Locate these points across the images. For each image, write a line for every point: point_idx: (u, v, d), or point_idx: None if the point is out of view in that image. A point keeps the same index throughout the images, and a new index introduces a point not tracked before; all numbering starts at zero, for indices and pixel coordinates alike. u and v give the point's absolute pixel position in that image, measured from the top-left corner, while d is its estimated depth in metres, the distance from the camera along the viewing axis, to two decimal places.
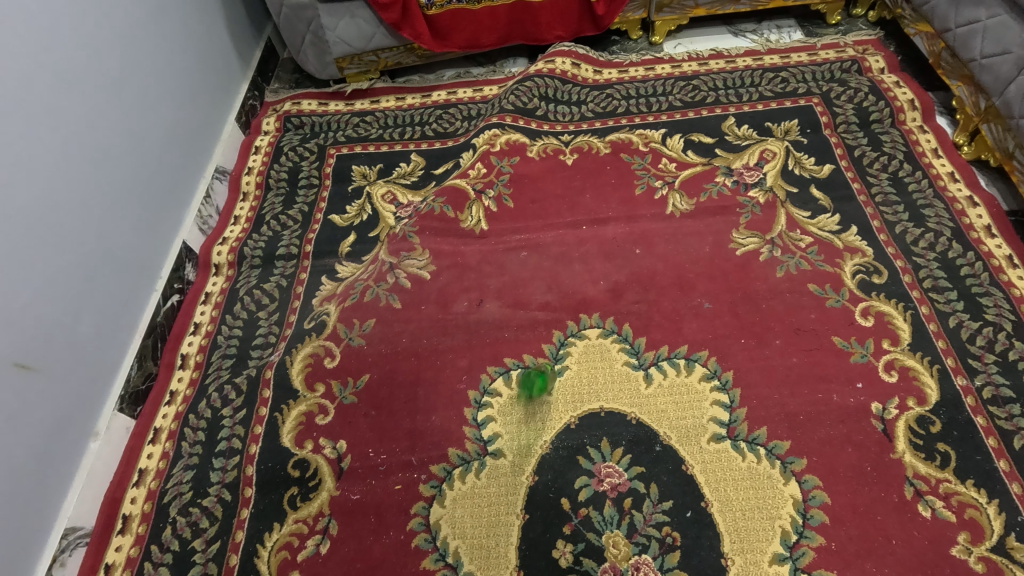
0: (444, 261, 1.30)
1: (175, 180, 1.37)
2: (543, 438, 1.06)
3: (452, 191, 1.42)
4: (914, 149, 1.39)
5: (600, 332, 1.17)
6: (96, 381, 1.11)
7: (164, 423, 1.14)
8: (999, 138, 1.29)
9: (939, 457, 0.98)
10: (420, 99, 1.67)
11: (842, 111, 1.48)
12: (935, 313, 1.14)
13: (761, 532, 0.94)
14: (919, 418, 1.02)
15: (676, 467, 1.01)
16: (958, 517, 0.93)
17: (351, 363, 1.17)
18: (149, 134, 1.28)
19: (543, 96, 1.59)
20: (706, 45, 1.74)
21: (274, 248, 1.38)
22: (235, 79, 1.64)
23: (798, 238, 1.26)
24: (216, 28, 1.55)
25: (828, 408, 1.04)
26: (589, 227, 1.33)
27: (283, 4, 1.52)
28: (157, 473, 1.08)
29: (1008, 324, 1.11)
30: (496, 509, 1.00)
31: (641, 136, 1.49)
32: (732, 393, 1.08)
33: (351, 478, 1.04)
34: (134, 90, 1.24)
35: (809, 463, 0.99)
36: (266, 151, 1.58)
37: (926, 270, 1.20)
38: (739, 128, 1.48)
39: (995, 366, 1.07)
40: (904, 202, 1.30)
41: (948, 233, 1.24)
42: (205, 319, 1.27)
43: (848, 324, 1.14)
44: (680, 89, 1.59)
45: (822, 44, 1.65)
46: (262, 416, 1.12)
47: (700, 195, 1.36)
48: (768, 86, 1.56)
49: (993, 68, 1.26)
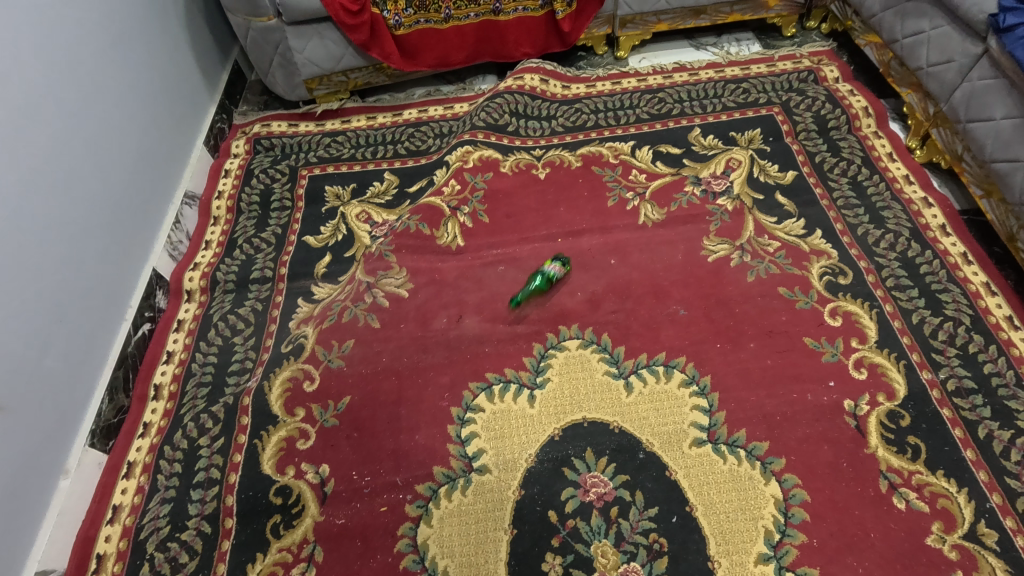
0: (422, 279, 1.30)
1: (143, 206, 1.34)
2: (528, 451, 1.06)
3: (427, 209, 1.43)
4: (871, 154, 1.45)
5: (579, 343, 1.19)
6: (65, 417, 1.08)
7: (139, 456, 1.10)
8: (948, 142, 1.36)
9: (911, 450, 1.02)
10: (392, 118, 1.68)
11: (802, 120, 1.54)
12: (899, 311, 1.18)
13: (745, 533, 0.96)
14: (889, 413, 1.06)
15: (660, 473, 1.02)
16: (931, 507, 0.96)
17: (331, 385, 1.16)
18: (116, 161, 1.26)
19: (514, 112, 1.61)
20: (669, 58, 1.79)
21: (247, 272, 1.36)
22: (202, 102, 1.62)
23: (766, 243, 1.30)
24: (181, 52, 1.53)
25: (804, 408, 1.07)
26: (565, 239, 1.35)
27: (250, 27, 1.52)
28: (132, 508, 1.04)
29: (966, 317, 1.16)
30: (484, 525, 0.99)
31: (611, 148, 1.52)
32: (710, 398, 1.10)
33: (335, 503, 1.03)
34: (99, 117, 1.22)
35: (788, 462, 1.02)
36: (236, 175, 1.56)
37: (888, 270, 1.25)
38: (705, 139, 1.52)
39: (957, 359, 1.11)
40: (864, 205, 1.36)
41: (907, 233, 1.30)
42: (178, 347, 1.24)
43: (818, 324, 1.17)
44: (647, 101, 1.63)
45: (779, 56, 1.71)
46: (241, 443, 1.10)
47: (670, 205, 1.39)
48: (730, 97, 1.61)
49: (939, 76, 1.33)
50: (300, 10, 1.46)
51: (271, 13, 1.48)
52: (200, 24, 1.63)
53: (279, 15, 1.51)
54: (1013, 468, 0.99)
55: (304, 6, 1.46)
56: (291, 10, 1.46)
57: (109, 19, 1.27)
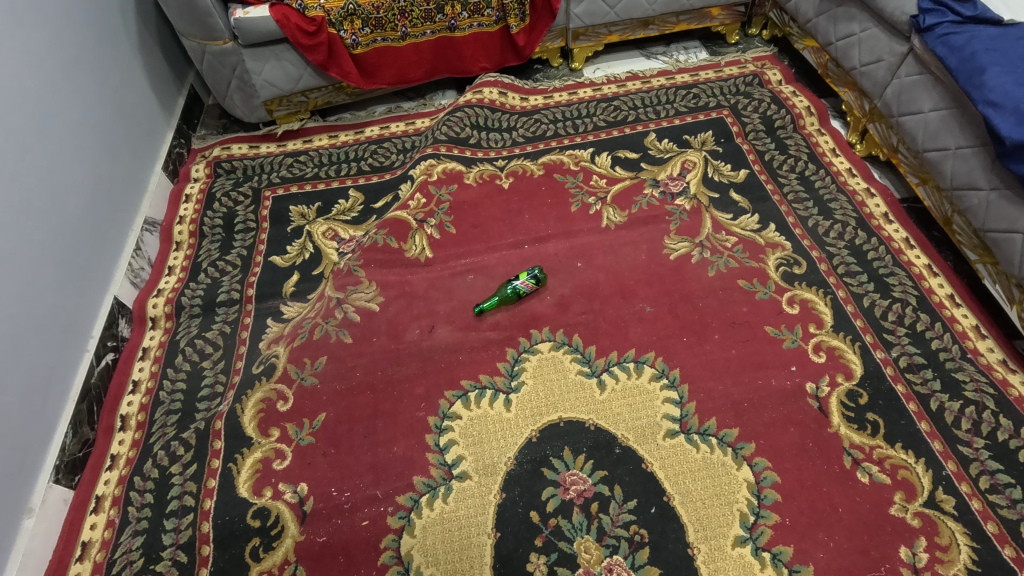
0: (392, 291, 1.31)
1: (101, 234, 1.32)
2: (507, 454, 1.08)
3: (394, 223, 1.44)
4: (816, 150, 1.53)
5: (551, 345, 1.21)
6: (26, 454, 1.04)
7: (107, 489, 1.07)
8: (884, 135, 1.44)
9: (870, 426, 1.07)
10: (354, 136, 1.69)
11: (750, 121, 1.61)
12: (851, 296, 1.25)
13: (721, 517, 0.99)
14: (848, 392, 1.11)
15: (636, 466, 1.05)
16: (892, 478, 1.01)
17: (305, 403, 1.15)
18: (70, 189, 1.24)
19: (475, 125, 1.64)
20: (622, 68, 1.86)
21: (214, 295, 1.34)
22: (159, 127, 1.60)
23: (724, 239, 1.36)
24: (135, 78, 1.52)
25: (769, 393, 1.12)
26: (531, 245, 1.38)
27: (206, 50, 1.52)
28: (103, 543, 1.01)
29: (913, 298, 1.23)
30: (467, 532, 1.00)
31: (571, 156, 1.57)
32: (680, 389, 1.13)
33: (315, 520, 1.02)
34: (51, 145, 1.20)
35: (757, 446, 1.05)
36: (197, 199, 1.55)
37: (838, 258, 1.31)
38: (661, 143, 1.58)
39: (907, 338, 1.17)
40: (813, 198, 1.43)
41: (853, 223, 1.37)
42: (145, 375, 1.22)
43: (777, 313, 1.22)
44: (603, 109, 1.68)
45: (725, 62, 1.80)
46: (215, 468, 1.08)
47: (631, 207, 1.44)
48: (682, 102, 1.68)
49: (872, 74, 1.42)
50: (256, 33, 1.47)
51: (227, 35, 1.48)
52: (154, 49, 1.62)
53: (235, 38, 1.51)
54: (964, 436, 1.04)
55: (260, 28, 1.46)
56: (246, 33, 1.47)
57: (58, 46, 1.25)
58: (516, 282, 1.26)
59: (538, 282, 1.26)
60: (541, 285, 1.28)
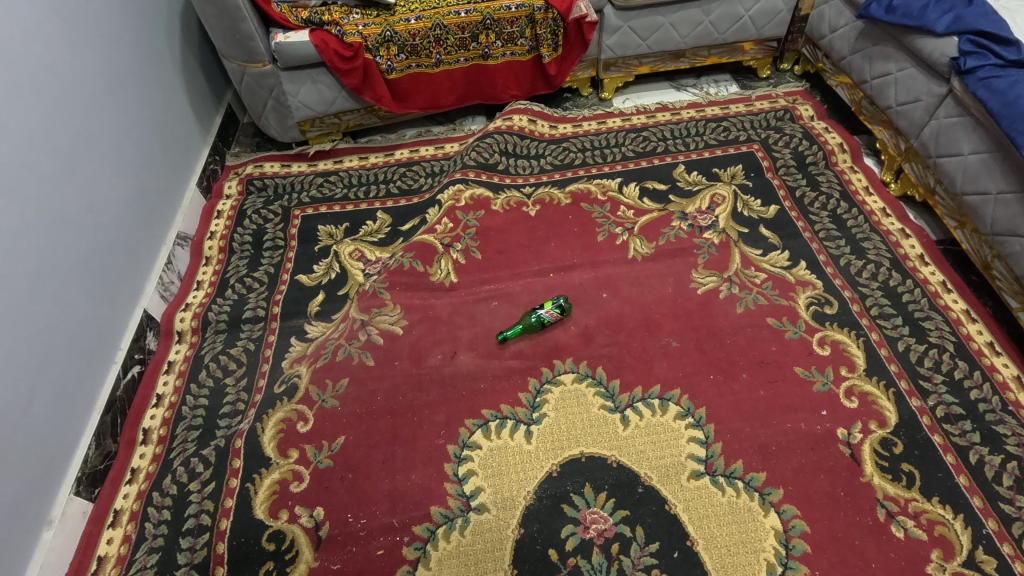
0: (416, 315, 1.31)
1: (134, 248, 1.34)
2: (527, 488, 1.05)
3: (420, 246, 1.44)
4: (848, 187, 1.51)
5: (575, 376, 1.19)
6: (50, 465, 1.05)
7: (126, 503, 1.07)
8: (920, 175, 1.42)
9: (905, 478, 1.03)
10: (384, 157, 1.71)
11: (780, 156, 1.60)
12: (884, 339, 1.21)
13: (747, 566, 0.95)
14: (882, 440, 1.07)
15: (659, 508, 1.02)
16: (929, 534, 0.96)
17: (326, 425, 1.15)
18: (110, 205, 1.27)
19: (504, 152, 1.65)
20: (652, 99, 1.86)
21: (240, 312, 1.35)
22: (195, 144, 1.64)
23: (753, 275, 1.34)
24: (175, 97, 1.56)
25: (798, 437, 1.08)
26: (556, 274, 1.37)
27: (245, 72, 1.56)
28: (119, 559, 1.01)
29: (950, 344, 1.19)
30: (484, 567, 0.97)
31: (598, 185, 1.56)
32: (706, 429, 1.10)
33: (330, 547, 1.00)
34: (94, 161, 1.24)
35: (785, 492, 1.02)
36: (229, 215, 1.58)
37: (872, 299, 1.28)
38: (689, 175, 1.57)
39: (944, 386, 1.14)
40: (845, 237, 1.40)
41: (887, 264, 1.34)
42: (169, 389, 1.23)
43: (807, 354, 1.19)
44: (632, 140, 1.68)
45: (756, 96, 1.79)
46: (232, 488, 1.08)
47: (658, 239, 1.42)
48: (711, 135, 1.68)
49: (907, 114, 1.40)
50: (296, 56, 1.51)
51: (267, 59, 1.53)
52: (195, 68, 1.67)
53: (275, 61, 1.55)
54: (1006, 493, 1.00)
55: (299, 52, 1.50)
56: (286, 56, 1.51)
57: (105, 67, 1.29)
58: (540, 311, 1.25)
59: (563, 312, 1.26)
60: (565, 316, 1.27)
